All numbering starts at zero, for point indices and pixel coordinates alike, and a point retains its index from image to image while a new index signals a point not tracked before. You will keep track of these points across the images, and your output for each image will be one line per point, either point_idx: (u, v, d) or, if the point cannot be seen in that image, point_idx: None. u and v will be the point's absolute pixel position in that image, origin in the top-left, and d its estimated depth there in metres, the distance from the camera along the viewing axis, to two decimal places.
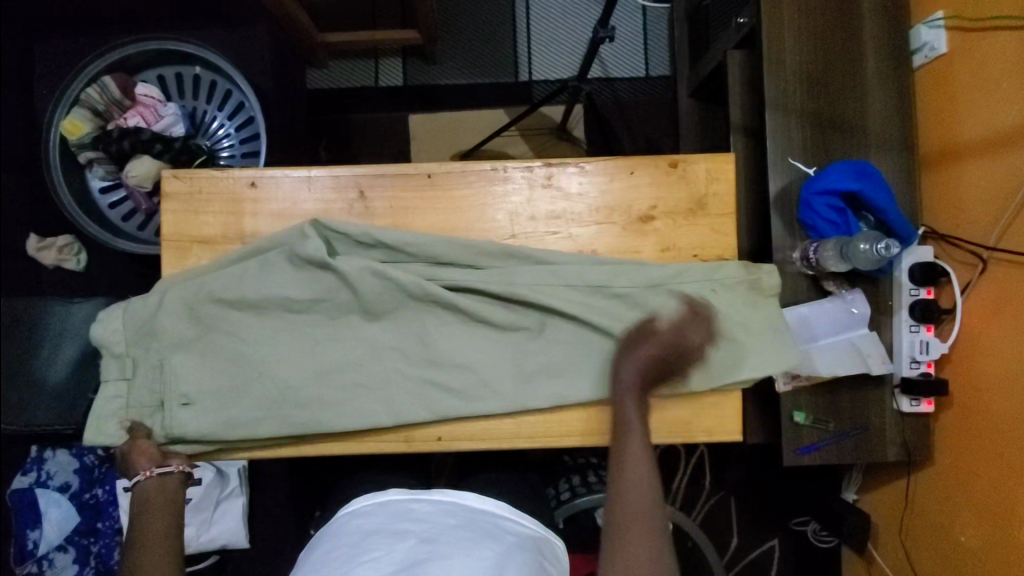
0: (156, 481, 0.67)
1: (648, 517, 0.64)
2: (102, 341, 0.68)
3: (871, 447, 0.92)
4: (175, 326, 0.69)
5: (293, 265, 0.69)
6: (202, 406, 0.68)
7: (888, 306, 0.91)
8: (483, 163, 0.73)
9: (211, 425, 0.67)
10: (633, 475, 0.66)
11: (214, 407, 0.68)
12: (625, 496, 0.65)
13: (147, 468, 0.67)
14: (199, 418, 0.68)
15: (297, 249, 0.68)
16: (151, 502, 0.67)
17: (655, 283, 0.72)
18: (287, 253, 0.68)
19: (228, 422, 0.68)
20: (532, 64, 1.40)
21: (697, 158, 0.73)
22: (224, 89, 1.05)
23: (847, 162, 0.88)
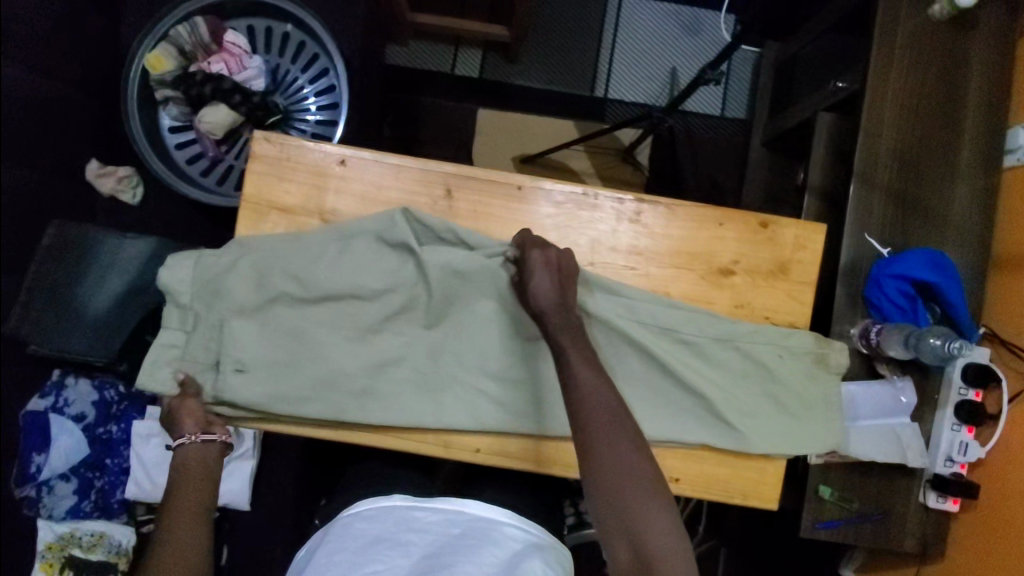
0: (199, 445, 0.66)
1: (613, 421, 0.56)
2: (167, 289, 0.68)
3: (889, 535, 0.91)
4: (242, 290, 0.68)
5: (377, 250, 0.70)
6: (255, 374, 0.67)
7: (933, 399, 0.90)
8: (574, 186, 0.72)
9: (260, 395, 0.67)
10: (586, 385, 0.58)
11: (266, 376, 0.68)
12: (586, 411, 0.57)
13: (193, 432, 0.66)
14: (250, 385, 0.67)
15: (385, 237, 0.69)
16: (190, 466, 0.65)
17: (725, 337, 0.71)
18: (374, 238, 0.69)
19: (277, 396, 0.67)
20: (610, 82, 1.39)
21: (788, 222, 0.72)
22: (310, 51, 1.03)
23: (926, 250, 0.87)
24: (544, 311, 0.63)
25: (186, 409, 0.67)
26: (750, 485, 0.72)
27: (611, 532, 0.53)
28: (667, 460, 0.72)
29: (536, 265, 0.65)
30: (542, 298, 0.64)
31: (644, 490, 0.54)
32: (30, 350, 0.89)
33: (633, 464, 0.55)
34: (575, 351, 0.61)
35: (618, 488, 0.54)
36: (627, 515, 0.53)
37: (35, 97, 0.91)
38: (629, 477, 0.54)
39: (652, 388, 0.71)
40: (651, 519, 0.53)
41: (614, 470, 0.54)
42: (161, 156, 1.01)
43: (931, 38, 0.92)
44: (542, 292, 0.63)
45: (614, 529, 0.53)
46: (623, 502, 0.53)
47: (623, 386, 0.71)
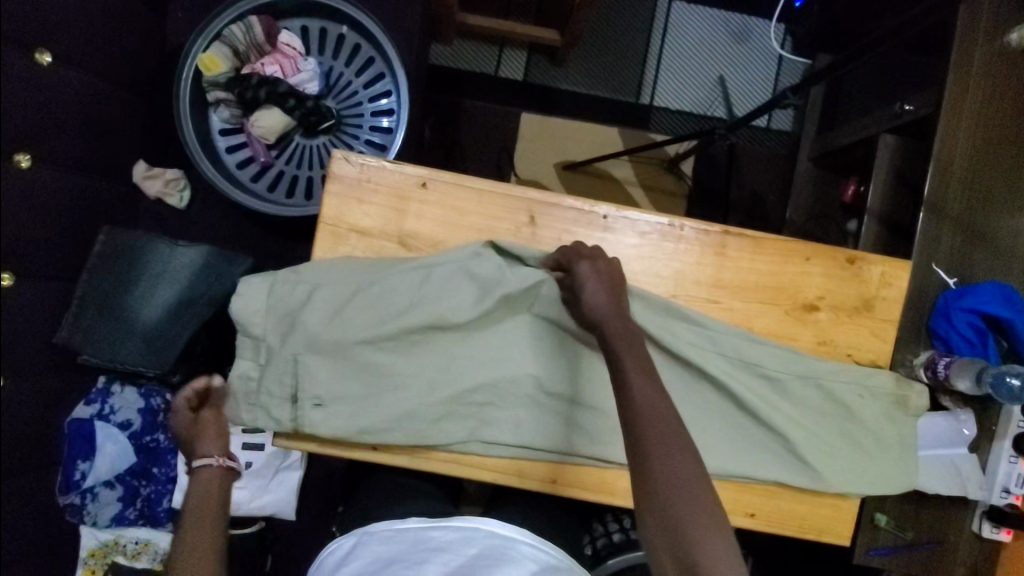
0: (222, 468, 0.72)
1: (665, 429, 0.53)
2: (242, 320, 0.65)
3: (940, 563, 0.92)
4: (318, 321, 0.66)
5: (459, 281, 0.67)
6: (334, 410, 0.66)
7: (991, 430, 0.90)
8: (660, 216, 0.71)
9: (342, 428, 0.65)
10: (640, 391, 0.55)
11: (345, 409, 0.66)
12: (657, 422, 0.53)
13: (219, 455, 0.71)
14: (330, 421, 0.65)
15: (467, 269, 0.67)
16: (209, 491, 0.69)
17: (808, 374, 0.70)
18: (453, 268, 0.67)
19: (359, 428, 0.66)
20: (656, 89, 1.37)
21: (874, 259, 0.71)
22: (365, 55, 0.99)
23: (995, 283, 0.86)
24: (602, 320, 0.60)
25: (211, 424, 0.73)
26: (824, 520, 0.72)
27: (657, 541, 0.50)
28: (743, 495, 0.71)
29: (589, 277, 0.63)
30: (598, 309, 0.61)
31: (696, 505, 0.50)
32: (82, 359, 0.88)
33: (684, 479, 0.51)
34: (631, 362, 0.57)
35: (667, 500, 0.50)
36: (674, 526, 0.49)
37: (85, 97, 0.88)
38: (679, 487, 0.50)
39: (729, 422, 0.70)
40: (701, 533, 0.48)
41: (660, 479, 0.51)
42: (211, 160, 0.98)
43: (1006, 66, 0.90)
44: (597, 304, 0.61)
45: (661, 539, 0.49)
46: (674, 514, 0.49)
47: (701, 419, 0.70)
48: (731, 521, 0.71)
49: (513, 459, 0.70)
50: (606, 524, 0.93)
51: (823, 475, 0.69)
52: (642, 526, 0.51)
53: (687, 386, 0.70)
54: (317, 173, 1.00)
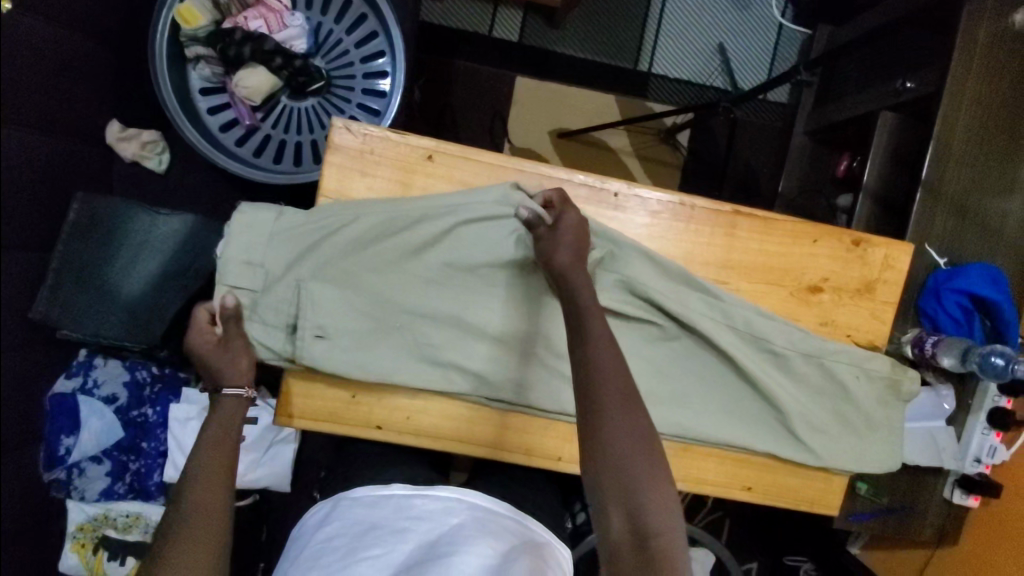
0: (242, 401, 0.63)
1: (626, 408, 0.50)
2: (241, 257, 0.62)
3: (911, 526, 0.98)
4: (331, 252, 0.63)
5: (473, 224, 0.65)
6: (335, 342, 0.63)
7: (967, 404, 0.94)
8: (671, 195, 0.69)
9: (344, 365, 0.64)
10: (603, 372, 0.51)
11: (349, 344, 0.64)
12: (611, 375, 0.51)
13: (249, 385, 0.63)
14: (331, 353, 0.63)
15: (493, 217, 0.64)
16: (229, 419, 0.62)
17: (813, 353, 0.70)
18: (476, 217, 0.64)
19: (363, 364, 0.64)
20: (654, 54, 1.33)
21: (879, 241, 0.72)
22: (357, 12, 0.93)
23: (983, 265, 0.89)
24: (564, 269, 0.58)
25: (223, 348, 0.63)
26: (816, 493, 0.75)
27: (608, 502, 0.47)
28: (742, 470, 0.73)
29: (564, 235, 0.60)
30: (563, 261, 0.58)
31: (654, 473, 0.48)
32: (62, 333, 0.84)
33: (644, 452, 0.49)
34: (601, 329, 0.54)
35: (622, 469, 0.48)
36: (630, 495, 0.47)
37: (53, 51, 0.81)
38: (638, 462, 0.48)
39: (731, 400, 0.71)
40: (659, 506, 0.47)
41: (617, 450, 0.48)
42: (184, 113, 0.90)
43: (1009, 45, 0.90)
44: (563, 255, 0.58)
45: (612, 501, 0.47)
46: (630, 484, 0.47)
47: (705, 398, 0.71)
48: (728, 496, 0.73)
49: (519, 435, 0.70)
50: None
51: (814, 450, 0.71)
52: (594, 488, 0.48)
53: (692, 363, 0.71)
54: (310, 137, 0.95)
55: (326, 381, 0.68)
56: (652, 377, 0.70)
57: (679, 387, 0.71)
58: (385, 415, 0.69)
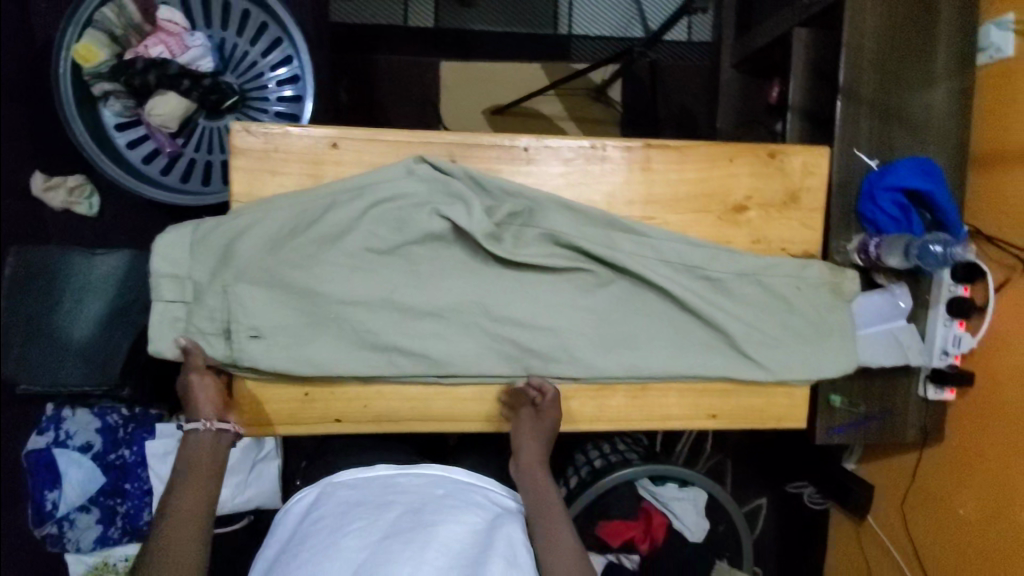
0: (212, 434, 0.65)
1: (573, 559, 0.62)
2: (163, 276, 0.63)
3: (893, 428, 0.98)
4: (250, 254, 0.63)
5: (385, 204, 0.65)
6: (270, 341, 0.64)
7: (925, 298, 0.95)
8: (582, 140, 0.70)
9: (283, 361, 0.64)
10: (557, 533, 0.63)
11: (284, 341, 0.64)
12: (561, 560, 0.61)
13: (210, 418, 0.65)
14: (268, 352, 0.64)
15: (407, 195, 0.65)
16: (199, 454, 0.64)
17: (748, 271, 0.71)
18: (389, 195, 0.65)
19: (303, 358, 0.65)
20: (572, 15, 1.32)
21: (794, 150, 0.73)
22: (258, 21, 0.93)
23: (913, 159, 0.90)
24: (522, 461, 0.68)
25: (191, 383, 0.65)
26: (780, 409, 0.76)
27: None
28: (703, 398, 0.74)
29: (525, 423, 0.69)
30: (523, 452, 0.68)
31: None
32: (19, 390, 0.85)
33: None
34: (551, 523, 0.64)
35: None
36: None
37: None
38: None
39: (677, 332, 0.72)
40: None
41: None
42: (100, 147, 0.91)
43: None
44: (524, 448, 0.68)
45: None
46: None
47: (651, 335, 0.71)
48: (693, 426, 0.74)
49: (477, 404, 0.71)
50: (588, 454, 1.04)
51: (766, 365, 0.72)
52: None
53: (632, 304, 0.71)
54: (221, 157, 0.95)
55: (276, 384, 0.68)
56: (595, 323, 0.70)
57: (622, 329, 0.71)
58: (341, 409, 0.69)
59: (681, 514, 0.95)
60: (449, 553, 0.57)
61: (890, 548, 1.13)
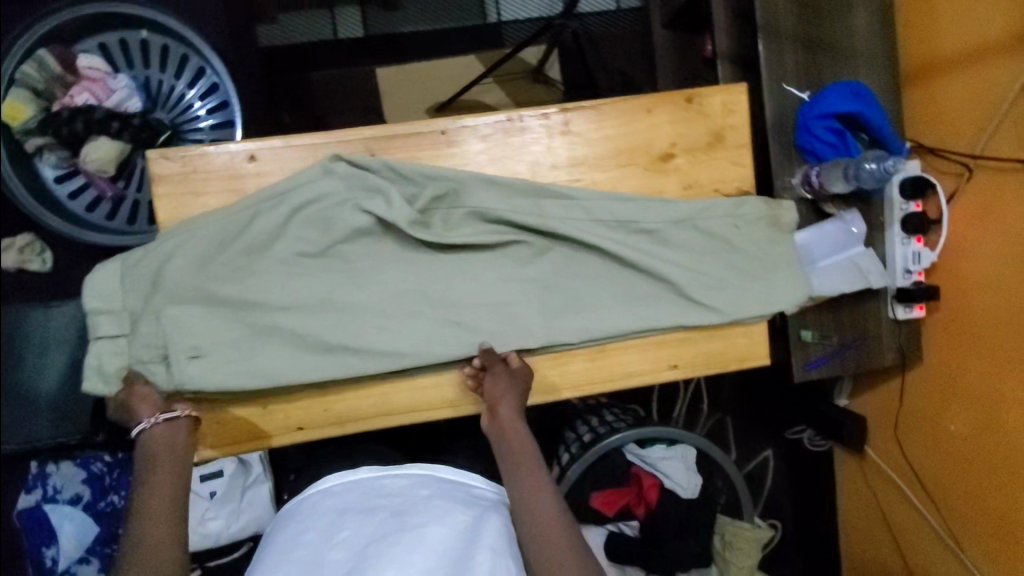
0: (161, 426, 0.63)
1: (553, 513, 0.59)
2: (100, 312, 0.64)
3: (869, 355, 0.98)
4: (182, 275, 0.64)
5: (306, 207, 0.66)
6: (212, 358, 0.64)
7: (879, 221, 0.96)
8: (497, 115, 0.70)
9: (227, 377, 0.64)
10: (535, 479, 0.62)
11: (226, 357, 0.65)
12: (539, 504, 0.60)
13: (152, 414, 0.64)
14: (211, 370, 0.64)
15: (327, 194, 0.66)
16: (155, 450, 0.62)
17: (681, 217, 0.72)
18: (308, 197, 0.66)
19: (247, 371, 0.65)
20: (498, 1, 1.31)
21: (711, 91, 0.73)
22: (178, 55, 0.95)
23: (842, 83, 0.89)
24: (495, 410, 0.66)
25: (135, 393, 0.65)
26: (742, 349, 0.75)
27: None
28: (662, 350, 0.74)
29: (502, 376, 0.67)
30: (500, 403, 0.67)
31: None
32: None
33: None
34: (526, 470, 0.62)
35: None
36: None
37: None
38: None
39: (623, 289, 0.72)
40: None
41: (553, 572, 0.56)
42: (46, 205, 0.92)
43: None
44: (501, 400, 0.67)
45: None
46: None
47: (597, 295, 0.71)
48: (657, 379, 0.74)
49: (437, 391, 0.71)
50: (578, 429, 1.03)
51: (717, 307, 0.72)
52: None
53: (574, 268, 0.72)
54: (147, 197, 0.96)
55: (232, 402, 0.69)
56: (540, 292, 0.71)
57: (568, 295, 0.71)
58: (302, 416, 0.70)
59: (672, 473, 0.95)
60: (437, 552, 0.54)
61: (892, 476, 1.13)
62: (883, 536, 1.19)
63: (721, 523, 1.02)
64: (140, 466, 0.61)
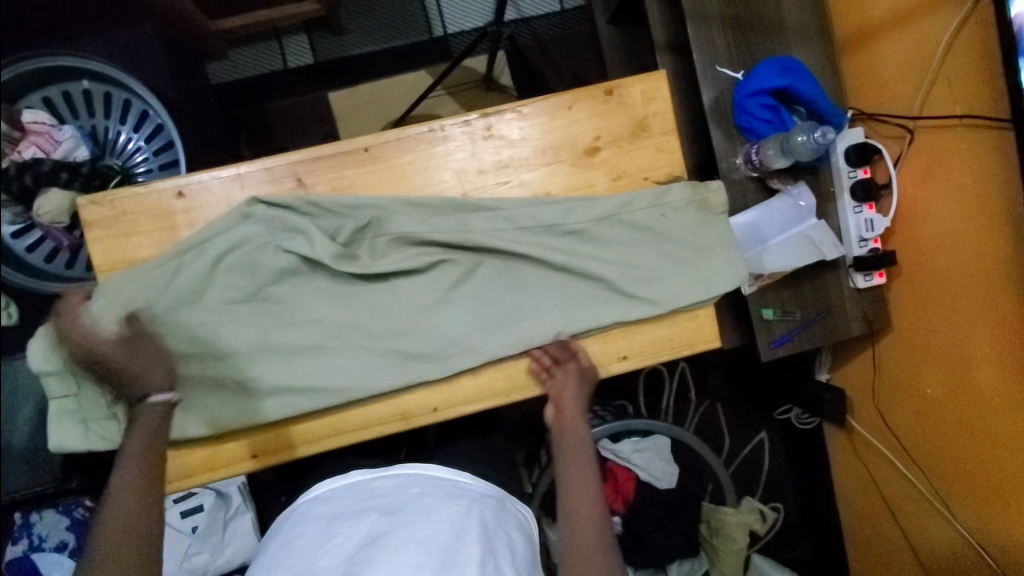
0: (165, 403, 0.62)
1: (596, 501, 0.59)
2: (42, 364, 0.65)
3: (835, 327, 0.97)
4: (114, 333, 0.65)
5: (232, 254, 0.68)
6: None
7: (830, 192, 0.95)
8: (417, 127, 0.71)
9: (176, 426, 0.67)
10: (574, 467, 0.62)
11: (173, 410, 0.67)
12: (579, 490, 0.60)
13: (161, 385, 0.62)
14: None
15: (251, 240, 0.68)
16: (147, 424, 0.60)
17: (606, 215, 0.72)
18: (231, 245, 0.68)
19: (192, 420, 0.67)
20: (444, 17, 1.34)
21: (630, 81, 0.73)
22: (121, 100, 0.97)
23: (772, 60, 0.90)
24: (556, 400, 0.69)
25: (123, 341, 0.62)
26: (690, 334, 0.75)
27: None
28: (608, 344, 0.74)
29: (567, 373, 0.70)
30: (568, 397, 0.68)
31: None
32: None
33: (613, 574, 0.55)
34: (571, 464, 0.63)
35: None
36: None
37: None
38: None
39: (561, 286, 0.73)
40: None
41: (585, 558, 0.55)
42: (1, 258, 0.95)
43: None
44: (568, 393, 0.69)
45: None
46: None
47: (535, 295, 0.73)
48: (607, 372, 0.74)
49: (388, 404, 0.72)
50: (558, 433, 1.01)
51: (658, 300, 0.72)
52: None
53: (511, 272, 0.73)
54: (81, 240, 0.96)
55: (181, 448, 0.69)
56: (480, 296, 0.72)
57: (507, 298, 0.72)
58: (255, 444, 0.70)
59: (647, 465, 0.94)
60: (428, 548, 0.56)
61: (878, 445, 1.12)
62: (883, 510, 1.16)
63: (708, 510, 1.02)
64: (134, 434, 0.59)
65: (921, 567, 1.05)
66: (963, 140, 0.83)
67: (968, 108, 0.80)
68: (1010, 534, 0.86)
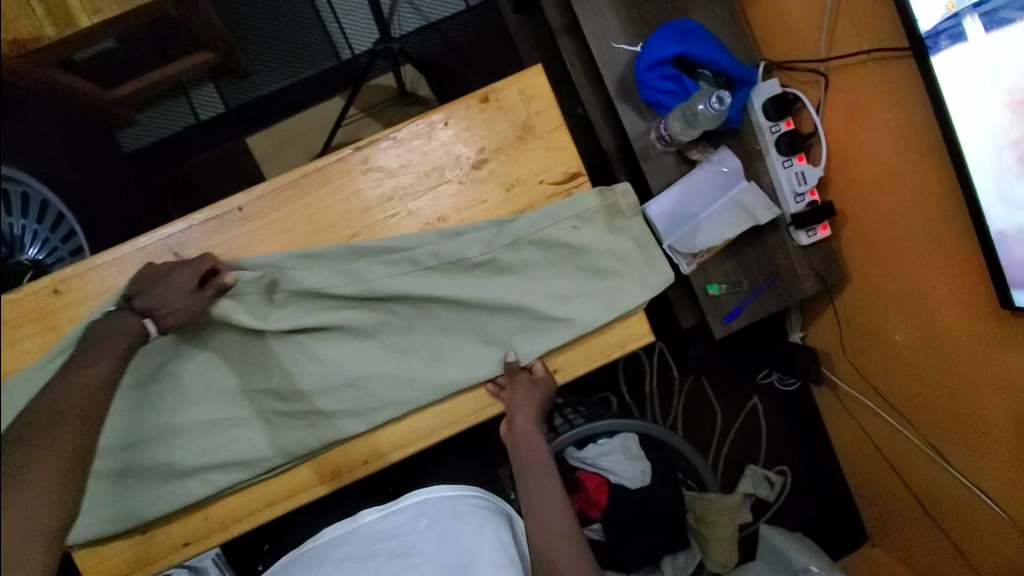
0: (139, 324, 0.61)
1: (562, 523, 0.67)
2: None
3: (788, 289, 0.92)
4: None
5: None
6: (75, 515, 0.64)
7: (756, 151, 0.90)
8: (293, 172, 0.69)
9: (93, 526, 0.64)
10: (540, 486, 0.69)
11: (89, 509, 0.65)
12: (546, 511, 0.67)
13: (144, 315, 0.61)
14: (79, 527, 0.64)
15: None
16: (108, 338, 0.60)
17: (516, 239, 0.68)
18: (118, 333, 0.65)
19: (108, 519, 0.65)
20: (348, 38, 1.30)
21: (505, 83, 0.70)
22: (38, 201, 0.91)
23: (664, 26, 0.85)
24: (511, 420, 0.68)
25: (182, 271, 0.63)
26: (619, 333, 0.71)
27: None
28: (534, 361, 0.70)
29: (519, 391, 0.68)
30: (524, 418, 0.68)
31: None
32: None
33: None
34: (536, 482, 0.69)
35: None
36: None
37: None
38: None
39: (474, 310, 0.69)
40: None
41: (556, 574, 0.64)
42: None
43: None
44: (523, 415, 0.68)
45: None
46: None
47: (446, 323, 0.70)
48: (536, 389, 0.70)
49: (315, 464, 0.68)
50: None
51: (584, 319, 0.69)
52: None
53: (419, 308, 0.69)
54: None
55: (111, 544, 0.67)
56: (393, 337, 0.69)
57: (419, 331, 0.70)
58: (185, 531, 0.67)
59: (613, 467, 0.91)
60: None
61: (860, 397, 1.08)
62: (883, 465, 1.10)
63: (692, 499, 0.98)
64: (94, 342, 0.59)
65: (931, 520, 0.99)
66: (876, 75, 0.78)
67: (876, 40, 0.76)
68: (1006, 475, 0.81)
